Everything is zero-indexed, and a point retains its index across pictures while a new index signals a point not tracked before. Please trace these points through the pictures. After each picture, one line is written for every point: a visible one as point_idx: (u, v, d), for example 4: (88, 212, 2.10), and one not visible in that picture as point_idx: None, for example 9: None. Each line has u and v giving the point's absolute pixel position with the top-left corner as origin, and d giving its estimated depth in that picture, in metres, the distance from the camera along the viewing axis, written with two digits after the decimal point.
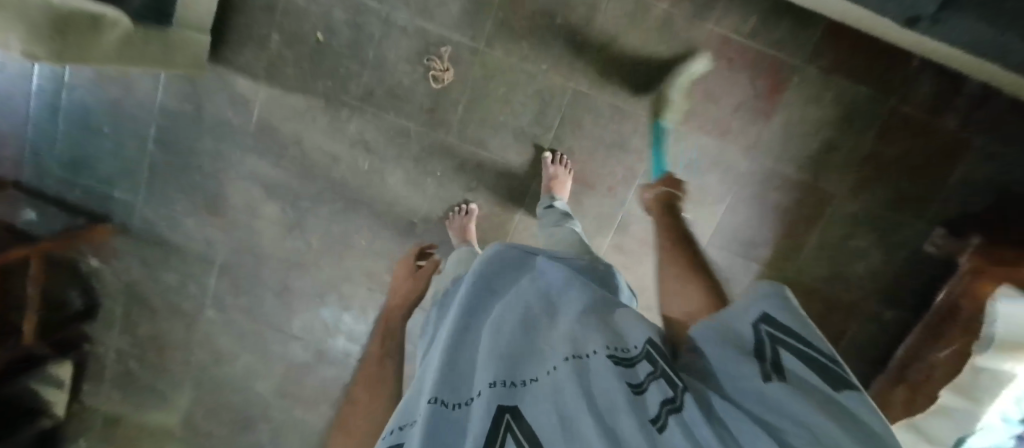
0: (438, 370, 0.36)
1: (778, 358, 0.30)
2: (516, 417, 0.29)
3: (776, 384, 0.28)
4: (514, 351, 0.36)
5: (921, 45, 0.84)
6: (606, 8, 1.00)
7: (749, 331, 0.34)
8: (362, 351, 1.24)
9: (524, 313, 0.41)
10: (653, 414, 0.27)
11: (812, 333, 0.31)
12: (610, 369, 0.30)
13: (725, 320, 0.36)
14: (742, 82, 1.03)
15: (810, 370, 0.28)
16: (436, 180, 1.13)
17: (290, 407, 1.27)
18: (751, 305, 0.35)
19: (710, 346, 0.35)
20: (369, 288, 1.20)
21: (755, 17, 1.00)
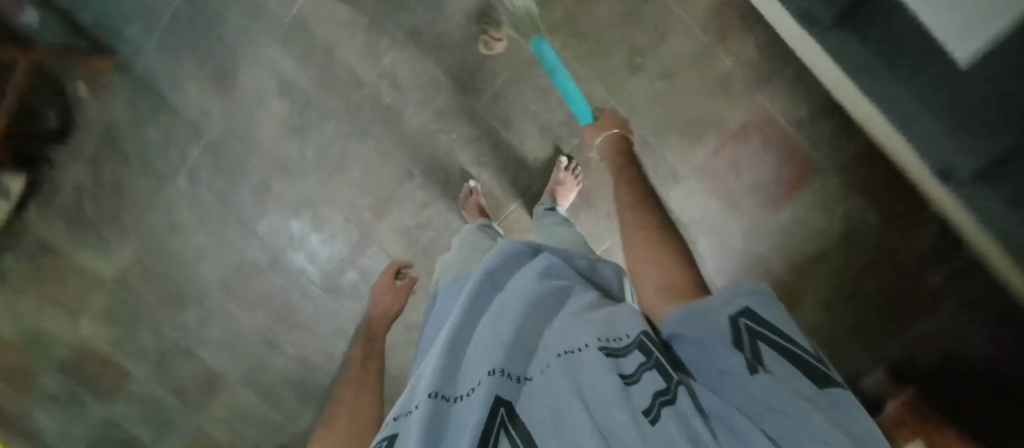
0: (439, 362, 0.44)
1: (758, 351, 0.36)
2: (508, 411, 0.37)
3: (761, 374, 0.34)
4: (511, 345, 0.43)
5: (938, 196, 0.85)
6: (674, 43, 0.98)
7: (727, 322, 0.39)
8: (317, 273, 1.23)
9: (523, 307, 0.47)
10: (646, 406, 0.34)
11: (786, 327, 0.38)
12: (604, 365, 0.37)
13: (705, 308, 0.41)
14: (770, 164, 1.03)
15: (789, 362, 0.35)
16: (450, 141, 1.11)
17: (228, 301, 1.26)
18: (728, 302, 0.40)
19: (691, 332, 0.39)
20: (346, 218, 1.18)
21: (806, 109, 0.99)
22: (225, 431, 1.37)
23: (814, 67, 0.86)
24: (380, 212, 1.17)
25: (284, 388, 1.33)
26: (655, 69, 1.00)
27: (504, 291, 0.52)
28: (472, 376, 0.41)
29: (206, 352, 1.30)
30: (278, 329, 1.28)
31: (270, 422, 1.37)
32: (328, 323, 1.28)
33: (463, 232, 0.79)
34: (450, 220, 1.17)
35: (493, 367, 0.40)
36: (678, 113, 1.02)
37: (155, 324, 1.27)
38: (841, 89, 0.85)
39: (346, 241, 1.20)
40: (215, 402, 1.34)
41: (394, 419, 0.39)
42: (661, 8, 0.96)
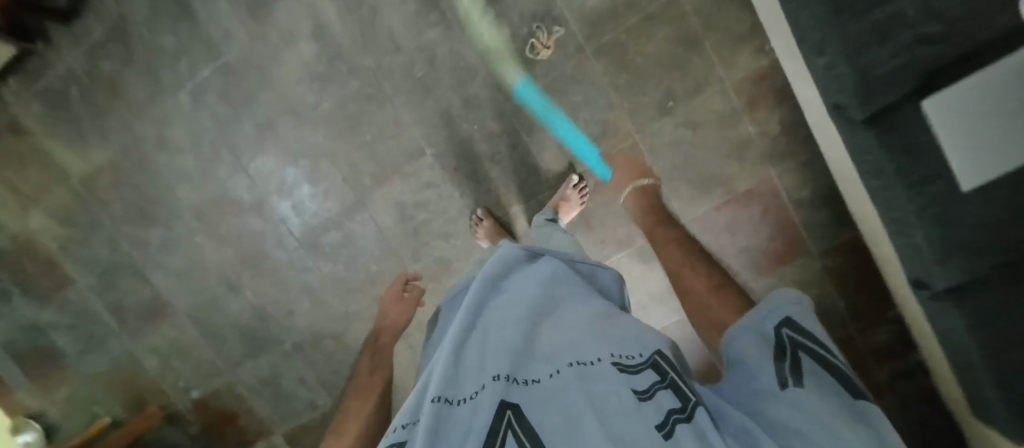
0: (441, 365, 0.41)
1: (798, 360, 0.41)
2: (517, 414, 0.34)
3: (793, 389, 0.38)
4: (517, 351, 0.42)
5: (898, 289, 0.93)
6: (708, 97, 1.01)
7: (772, 332, 0.44)
8: (298, 226, 1.18)
9: (528, 317, 0.46)
10: (660, 420, 0.34)
11: (824, 341, 0.42)
12: (619, 378, 0.38)
13: (747, 326, 0.46)
14: (761, 234, 1.09)
15: (824, 373, 0.40)
16: (471, 131, 1.10)
17: (197, 230, 1.20)
18: (774, 311, 0.45)
19: (739, 340, 0.45)
20: (343, 179, 1.14)
21: (811, 193, 1.03)
22: (159, 361, 1.31)
23: (828, 151, 0.92)
24: (380, 180, 1.14)
25: (231, 334, 1.27)
26: (683, 116, 1.03)
27: (506, 294, 0.51)
28: (476, 380, 0.39)
29: (159, 279, 1.24)
30: (241, 272, 1.22)
31: (208, 364, 1.30)
32: (295, 278, 1.22)
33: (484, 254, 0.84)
34: (447, 208, 1.14)
35: (498, 373, 0.38)
36: (693, 164, 1.06)
37: (117, 236, 1.22)
38: (849, 181, 0.89)
39: (337, 201, 1.16)
40: (154, 331, 1.28)
41: (398, 428, 0.36)
42: (705, 61, 0.98)
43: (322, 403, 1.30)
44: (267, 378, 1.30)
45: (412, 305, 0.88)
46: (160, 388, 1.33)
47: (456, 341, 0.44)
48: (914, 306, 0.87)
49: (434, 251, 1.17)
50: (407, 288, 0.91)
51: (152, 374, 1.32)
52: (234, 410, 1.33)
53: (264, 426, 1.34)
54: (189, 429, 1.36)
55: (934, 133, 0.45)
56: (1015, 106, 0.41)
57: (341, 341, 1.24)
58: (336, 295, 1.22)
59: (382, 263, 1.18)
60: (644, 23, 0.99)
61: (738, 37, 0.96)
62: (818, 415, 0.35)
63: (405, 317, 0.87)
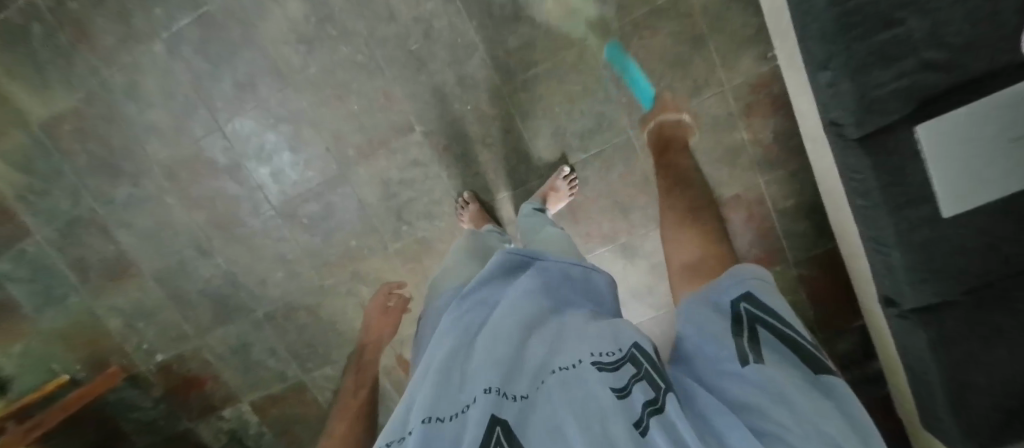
0: (428, 384, 0.39)
1: (757, 335, 0.36)
2: (506, 431, 0.32)
3: (756, 366, 0.34)
4: (508, 363, 0.40)
5: (870, 306, 0.96)
6: (708, 99, 0.99)
7: (730, 308, 0.40)
8: (274, 193, 1.13)
9: (518, 326, 0.45)
10: (637, 417, 0.31)
11: (783, 312, 0.38)
12: (597, 378, 0.34)
13: (708, 298, 0.42)
14: (744, 240, 1.09)
15: (787, 348, 0.35)
16: (463, 110, 1.06)
17: (167, 189, 1.14)
18: (738, 284, 0.41)
19: (697, 319, 0.40)
20: (326, 148, 1.09)
21: (795, 203, 1.04)
22: (122, 321, 1.26)
23: (819, 165, 0.94)
24: (365, 154, 1.10)
25: (200, 300, 1.23)
26: None
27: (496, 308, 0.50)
28: (462, 398, 0.37)
29: (124, 237, 1.18)
30: (213, 236, 1.17)
31: (175, 328, 1.26)
32: (269, 247, 1.17)
33: (463, 242, 0.84)
34: (433, 188, 1.11)
35: (488, 385, 0.37)
36: None
37: (80, 189, 1.15)
38: (836, 197, 0.90)
39: (320, 171, 1.11)
40: (118, 289, 1.23)
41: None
42: (708, 62, 0.97)
43: (292, 374, 1.29)
44: (236, 345, 1.27)
45: (396, 315, 0.91)
46: (123, 349, 1.29)
47: (444, 358, 0.43)
48: (883, 324, 0.90)
49: (416, 231, 1.14)
50: (389, 300, 0.94)
51: (115, 334, 1.28)
52: (200, 375, 1.31)
53: (230, 393, 1.32)
54: (151, 392, 1.33)
55: (925, 166, 0.52)
56: (984, 135, 0.50)
57: (315, 313, 1.22)
58: (312, 268, 1.19)
59: (363, 238, 1.16)
60: (651, 16, 0.96)
61: (743, 40, 0.95)
62: (779, 392, 0.31)
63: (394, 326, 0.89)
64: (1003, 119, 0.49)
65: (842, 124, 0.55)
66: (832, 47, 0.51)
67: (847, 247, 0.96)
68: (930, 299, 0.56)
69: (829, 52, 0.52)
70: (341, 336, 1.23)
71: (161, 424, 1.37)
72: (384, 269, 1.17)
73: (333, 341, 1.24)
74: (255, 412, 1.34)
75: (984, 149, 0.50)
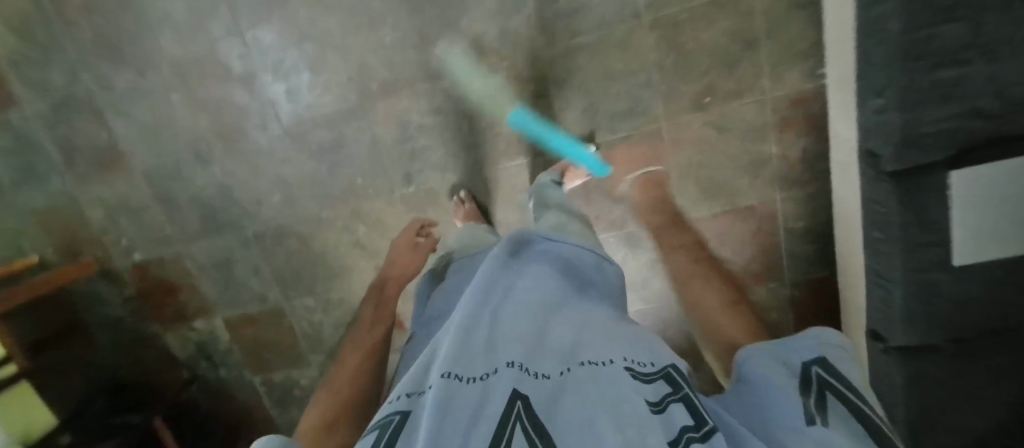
0: (451, 342, 0.38)
1: (824, 397, 0.36)
2: (527, 407, 0.31)
3: (819, 426, 0.32)
4: (534, 343, 0.40)
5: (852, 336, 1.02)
6: (747, 104, 0.97)
7: (800, 367, 0.39)
8: (285, 113, 1.08)
9: (545, 313, 0.45)
10: (674, 434, 0.30)
11: (856, 381, 0.36)
12: (633, 387, 0.34)
13: (779, 353, 0.42)
14: (747, 251, 1.10)
15: (853, 414, 0.33)
16: (498, 66, 1.02)
17: (172, 86, 1.08)
18: (811, 347, 0.41)
19: (759, 370, 0.41)
20: (349, 78, 1.05)
21: (805, 225, 1.06)
22: (103, 214, 1.21)
23: (841, 192, 0.94)
24: (388, 91, 1.05)
25: (188, 207, 1.18)
26: (716, 116, 0.99)
27: (521, 283, 0.50)
28: (486, 361, 0.37)
29: (119, 126, 1.12)
30: (213, 145, 1.12)
31: (158, 232, 1.22)
32: (271, 167, 1.13)
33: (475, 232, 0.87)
34: (452, 140, 1.08)
35: (512, 360, 0.36)
36: (709, 166, 1.03)
37: (79, 67, 1.08)
38: (852, 226, 0.91)
39: (338, 99, 1.06)
40: (103, 179, 1.17)
41: (400, 397, 0.35)
42: (756, 67, 0.94)
43: (272, 298, 1.27)
44: (219, 260, 1.23)
45: (424, 253, 0.93)
46: (100, 242, 1.24)
47: (467, 318, 0.42)
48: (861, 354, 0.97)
49: (425, 180, 1.11)
50: (419, 236, 0.97)
51: (93, 225, 1.23)
52: (176, 283, 1.28)
53: (205, 305, 1.29)
54: (124, 289, 1.30)
55: (949, 210, 0.43)
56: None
57: (307, 242, 1.20)
58: (311, 198, 1.15)
59: (369, 177, 1.12)
60: (710, 8, 0.92)
61: (796, 52, 0.92)
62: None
63: (418, 264, 0.91)
64: None
65: None
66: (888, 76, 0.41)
67: (848, 278, 0.98)
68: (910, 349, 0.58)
69: None
70: (331, 271, 1.22)
71: (128, 323, 1.34)
72: (385, 212, 1.14)
73: (320, 274, 1.23)
74: (227, 329, 1.32)
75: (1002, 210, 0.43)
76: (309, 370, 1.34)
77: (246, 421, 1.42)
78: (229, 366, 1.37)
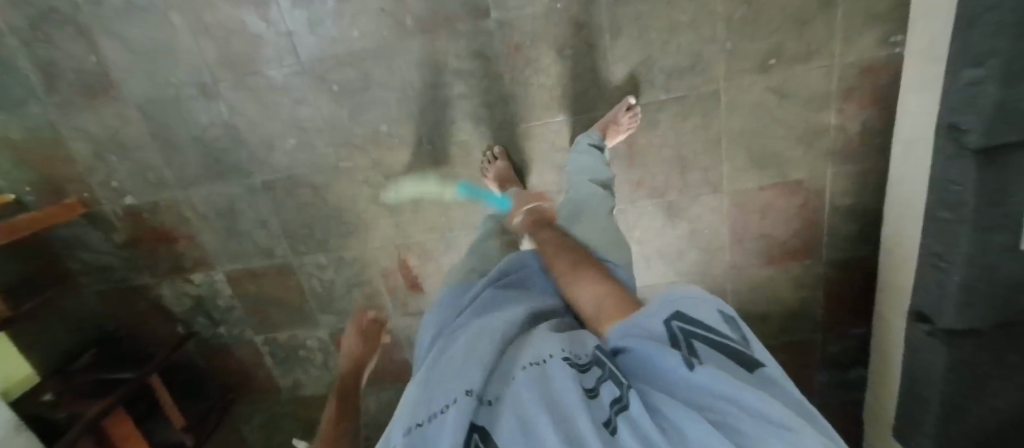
0: (411, 396, 0.42)
1: (694, 346, 0.36)
2: (482, 437, 0.34)
3: (700, 368, 0.33)
4: (485, 367, 0.43)
5: (882, 314, 1.04)
6: (814, 69, 0.91)
7: (663, 328, 0.38)
8: (304, 43, 0.97)
9: (493, 335, 0.48)
10: (605, 417, 0.34)
11: (714, 320, 0.37)
12: (566, 376, 0.38)
13: (640, 317, 0.41)
14: (789, 227, 1.07)
15: (724, 354, 0.35)
16: (547, 8, 0.91)
17: (173, 4, 0.94)
18: (662, 304, 0.40)
19: (629, 342, 0.39)
20: (380, 9, 0.93)
21: (851, 203, 1.02)
22: (90, 150, 1.09)
23: (901, 169, 0.90)
24: (424, 27, 0.94)
25: (190, 148, 1.07)
26: (779, 80, 0.92)
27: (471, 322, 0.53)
28: (443, 399, 0.39)
29: (110, 50, 0.99)
30: (221, 78, 1.00)
31: (154, 173, 1.11)
32: (286, 108, 1.02)
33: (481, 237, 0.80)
34: (490, 90, 0.99)
35: (468, 389, 0.39)
36: (764, 135, 0.98)
37: None
38: (910, 206, 0.88)
39: (366, 34, 0.95)
40: (92, 110, 1.05)
41: None
42: (830, 27, 0.87)
43: (279, 253, 1.18)
44: (222, 208, 1.13)
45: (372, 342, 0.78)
46: (86, 181, 1.12)
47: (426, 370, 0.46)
48: (894, 333, 0.99)
49: (457, 133, 1.03)
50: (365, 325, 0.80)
51: (79, 163, 1.11)
52: (172, 232, 1.17)
53: (204, 257, 1.20)
54: (112, 237, 1.18)
55: None
56: None
57: (321, 194, 1.10)
58: (329, 144, 1.06)
59: (395, 125, 1.03)
60: None
61: (876, 13, 0.85)
62: (727, 393, 0.31)
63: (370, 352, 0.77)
64: None
65: (966, 128, 0.69)
66: (997, 42, 0.61)
67: (893, 259, 0.96)
68: (963, 324, 0.76)
69: (992, 49, 0.62)
70: (348, 227, 1.14)
71: (117, 273, 1.23)
72: (411, 165, 1.07)
73: (334, 229, 1.14)
74: (228, 283, 1.23)
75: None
76: (317, 330, 1.27)
77: (248, 379, 1.37)
78: (229, 324, 1.29)
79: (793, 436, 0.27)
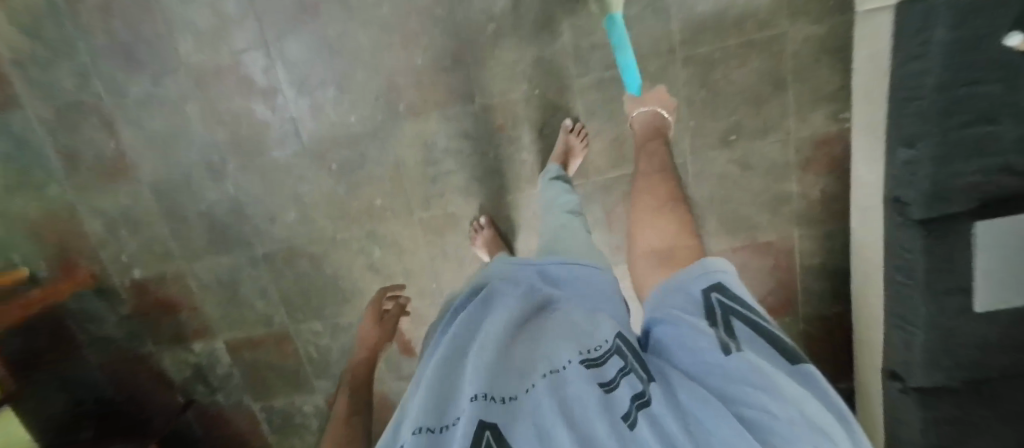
0: (420, 399, 0.40)
1: (731, 325, 0.38)
2: (496, 435, 0.32)
3: (736, 353, 0.34)
4: (497, 366, 0.40)
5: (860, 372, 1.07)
6: (771, 143, 0.99)
7: (701, 302, 0.41)
8: (307, 128, 1.06)
9: (507, 332, 0.46)
10: (624, 411, 0.33)
11: (753, 305, 0.39)
12: (584, 377, 0.36)
13: (684, 286, 0.44)
14: (763, 286, 1.12)
15: (761, 336, 0.36)
16: (527, 94, 1.01)
17: (191, 97, 1.05)
18: (704, 276, 0.43)
19: (671, 320, 0.41)
20: (377, 98, 1.03)
21: (820, 262, 1.08)
22: (104, 226, 1.17)
23: (859, 233, 0.96)
24: (416, 112, 1.04)
25: (197, 222, 1.15)
26: (740, 153, 1.01)
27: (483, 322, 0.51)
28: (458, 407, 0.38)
29: (129, 137, 1.09)
30: (229, 159, 1.09)
31: (162, 246, 1.18)
32: (288, 184, 1.11)
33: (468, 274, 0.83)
34: (478, 166, 1.07)
35: (476, 391, 0.36)
36: (731, 202, 1.05)
37: (90, 73, 1.04)
38: (870, 267, 0.93)
39: (364, 118, 1.05)
40: (108, 191, 1.13)
41: None
42: (781, 107, 0.96)
43: (278, 321, 1.23)
44: (224, 278, 1.19)
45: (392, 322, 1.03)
46: (98, 255, 1.19)
47: (436, 371, 0.44)
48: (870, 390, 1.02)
49: (446, 205, 1.10)
50: (385, 306, 1.07)
51: (93, 239, 1.18)
52: (176, 301, 1.22)
53: (206, 325, 1.24)
54: (118, 307, 1.24)
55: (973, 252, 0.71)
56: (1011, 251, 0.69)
57: (319, 263, 1.17)
58: (328, 216, 1.13)
59: (388, 199, 1.11)
60: (742, 47, 0.93)
61: (822, 95, 0.95)
62: (766, 382, 0.31)
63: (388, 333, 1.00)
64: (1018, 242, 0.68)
65: None
66: None
67: (862, 317, 1.01)
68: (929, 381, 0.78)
69: None
70: (344, 293, 1.19)
71: (120, 342, 1.27)
72: (404, 233, 1.14)
73: (330, 296, 1.20)
74: (227, 350, 1.27)
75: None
76: (312, 396, 1.30)
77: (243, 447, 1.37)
78: (226, 391, 1.31)
79: (825, 434, 0.28)
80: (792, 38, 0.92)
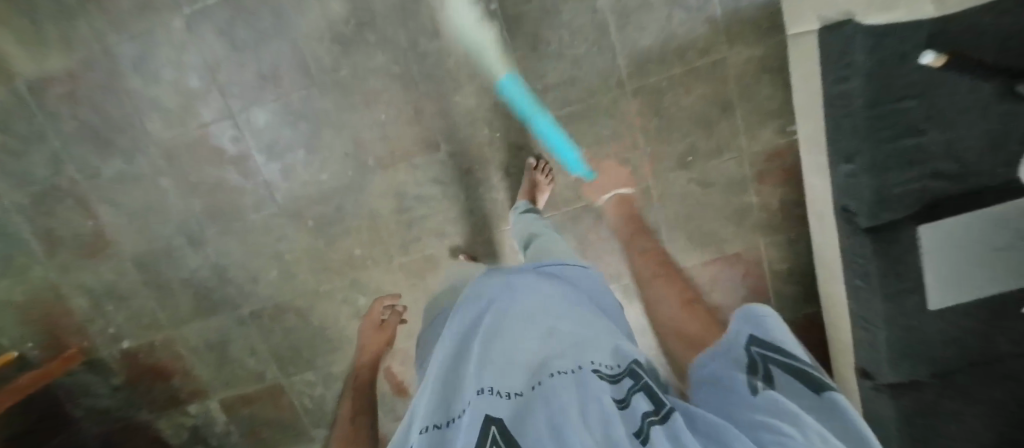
0: (431, 392, 0.42)
1: (769, 373, 0.35)
2: (501, 431, 0.33)
3: (765, 393, 0.32)
4: (509, 367, 0.41)
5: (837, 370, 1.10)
6: (726, 161, 1.03)
7: (743, 353, 0.39)
8: (280, 190, 1.09)
9: (520, 329, 0.46)
10: (636, 426, 0.32)
11: (794, 348, 0.36)
12: (597, 385, 0.36)
13: (724, 346, 0.42)
14: (738, 294, 1.15)
15: (795, 377, 0.33)
16: (489, 137, 1.05)
17: (163, 171, 1.07)
18: (749, 323, 0.40)
19: (715, 374, 0.40)
20: (345, 154, 1.06)
21: (787, 267, 1.12)
22: (89, 302, 1.18)
23: (818, 239, 1.00)
24: (384, 164, 1.07)
25: (181, 289, 1.17)
26: (698, 173, 1.05)
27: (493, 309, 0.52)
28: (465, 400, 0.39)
29: (105, 214, 1.11)
30: (206, 226, 1.11)
31: (148, 316, 1.19)
32: (267, 245, 1.13)
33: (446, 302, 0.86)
34: (449, 208, 1.10)
35: (483, 388, 0.38)
36: (695, 219, 1.09)
37: (62, 157, 1.06)
38: (830, 271, 0.98)
39: (334, 174, 1.08)
40: (89, 267, 1.15)
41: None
42: (731, 127, 1.01)
43: (271, 376, 1.25)
44: (213, 340, 1.21)
45: (392, 329, 1.00)
46: (85, 330, 1.21)
47: (448, 365, 0.45)
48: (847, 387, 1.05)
49: (423, 248, 1.14)
50: (383, 314, 1.05)
51: (79, 315, 1.19)
52: (168, 367, 1.24)
53: (199, 387, 1.26)
54: (110, 379, 1.25)
55: (920, 257, 0.72)
56: (958, 246, 0.70)
57: (305, 317, 1.19)
58: (309, 271, 1.16)
59: (367, 248, 1.14)
60: (688, 75, 0.98)
61: (767, 113, 0.99)
62: (788, 413, 0.29)
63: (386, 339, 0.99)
64: (962, 237, 0.69)
65: None
66: None
67: (832, 317, 1.04)
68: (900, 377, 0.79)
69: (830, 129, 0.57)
70: (332, 343, 1.21)
71: (115, 412, 1.28)
72: (385, 280, 1.16)
73: (319, 347, 1.22)
74: (223, 410, 1.28)
75: (964, 252, 0.70)
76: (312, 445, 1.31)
77: None
78: None
79: None
80: (733, 63, 0.96)
